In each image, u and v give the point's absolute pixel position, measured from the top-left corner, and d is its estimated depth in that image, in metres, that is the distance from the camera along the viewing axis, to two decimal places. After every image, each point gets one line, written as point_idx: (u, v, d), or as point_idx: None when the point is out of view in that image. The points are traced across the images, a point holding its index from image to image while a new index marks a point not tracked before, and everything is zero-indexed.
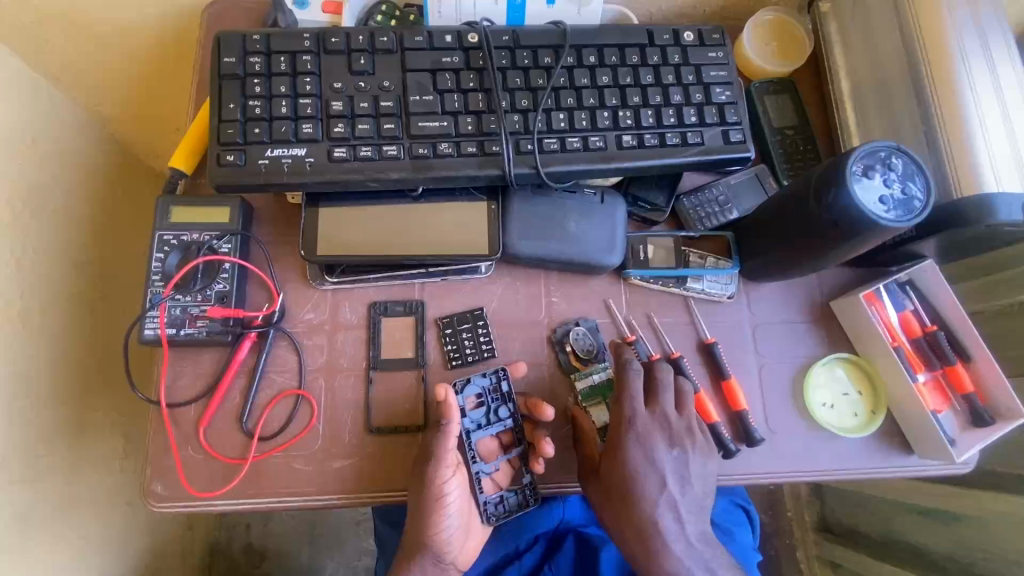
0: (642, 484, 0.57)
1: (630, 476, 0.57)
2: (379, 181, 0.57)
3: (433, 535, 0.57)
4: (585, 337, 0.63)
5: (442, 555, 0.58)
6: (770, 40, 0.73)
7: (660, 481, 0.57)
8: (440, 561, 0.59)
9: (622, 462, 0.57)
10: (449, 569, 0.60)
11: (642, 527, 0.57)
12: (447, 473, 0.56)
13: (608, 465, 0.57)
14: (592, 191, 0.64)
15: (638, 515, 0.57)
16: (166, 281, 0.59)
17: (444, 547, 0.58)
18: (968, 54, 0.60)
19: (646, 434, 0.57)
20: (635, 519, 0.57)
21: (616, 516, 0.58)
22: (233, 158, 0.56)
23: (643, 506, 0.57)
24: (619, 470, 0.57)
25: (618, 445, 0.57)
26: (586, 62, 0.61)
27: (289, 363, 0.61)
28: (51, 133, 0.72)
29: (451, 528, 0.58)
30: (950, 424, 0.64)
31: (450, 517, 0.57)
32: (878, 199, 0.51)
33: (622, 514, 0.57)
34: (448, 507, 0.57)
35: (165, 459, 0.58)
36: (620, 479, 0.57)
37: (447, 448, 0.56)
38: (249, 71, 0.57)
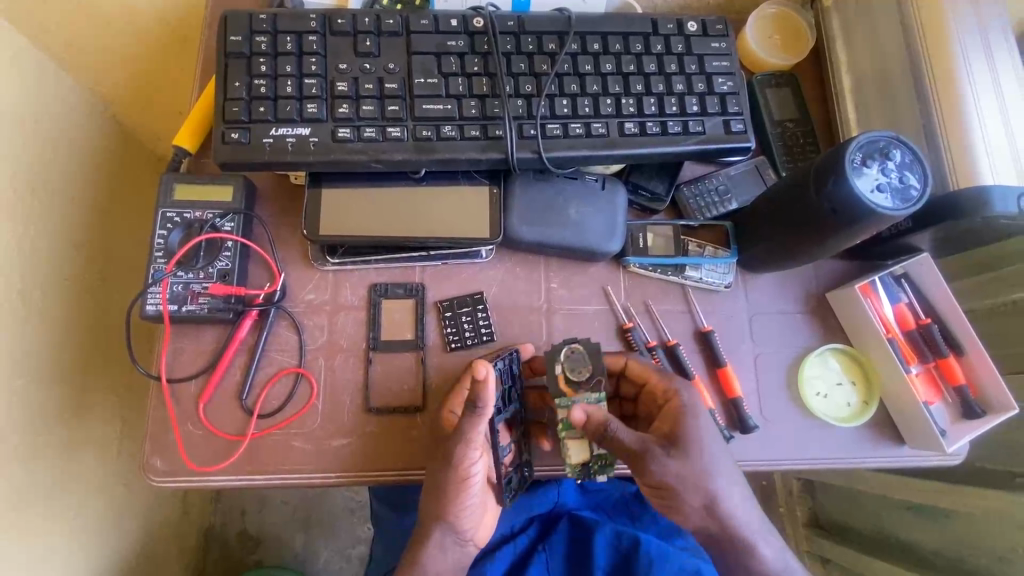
0: (715, 447, 0.56)
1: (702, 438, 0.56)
2: (382, 162, 0.57)
3: (449, 513, 0.57)
4: (580, 358, 0.55)
5: (458, 532, 0.59)
6: (773, 34, 0.74)
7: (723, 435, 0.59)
8: (457, 537, 0.59)
9: (693, 420, 0.56)
10: (467, 544, 0.61)
11: (729, 484, 0.56)
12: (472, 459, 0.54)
13: (688, 427, 0.56)
14: (593, 178, 0.65)
15: (724, 470, 0.56)
16: (168, 258, 0.59)
17: (465, 528, 0.59)
18: (967, 49, 0.60)
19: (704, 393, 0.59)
20: (723, 475, 0.56)
21: (708, 479, 0.55)
22: (238, 136, 0.56)
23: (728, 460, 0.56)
24: (703, 428, 0.56)
25: (689, 406, 0.57)
26: (590, 49, 0.62)
27: (289, 342, 0.61)
28: (55, 115, 0.72)
29: (472, 509, 0.58)
30: (942, 416, 0.65)
31: (470, 498, 0.57)
32: (876, 187, 0.52)
33: (716, 475, 0.55)
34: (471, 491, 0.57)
35: (164, 434, 0.58)
36: (706, 437, 0.56)
37: (477, 436, 0.53)
38: (255, 50, 0.57)
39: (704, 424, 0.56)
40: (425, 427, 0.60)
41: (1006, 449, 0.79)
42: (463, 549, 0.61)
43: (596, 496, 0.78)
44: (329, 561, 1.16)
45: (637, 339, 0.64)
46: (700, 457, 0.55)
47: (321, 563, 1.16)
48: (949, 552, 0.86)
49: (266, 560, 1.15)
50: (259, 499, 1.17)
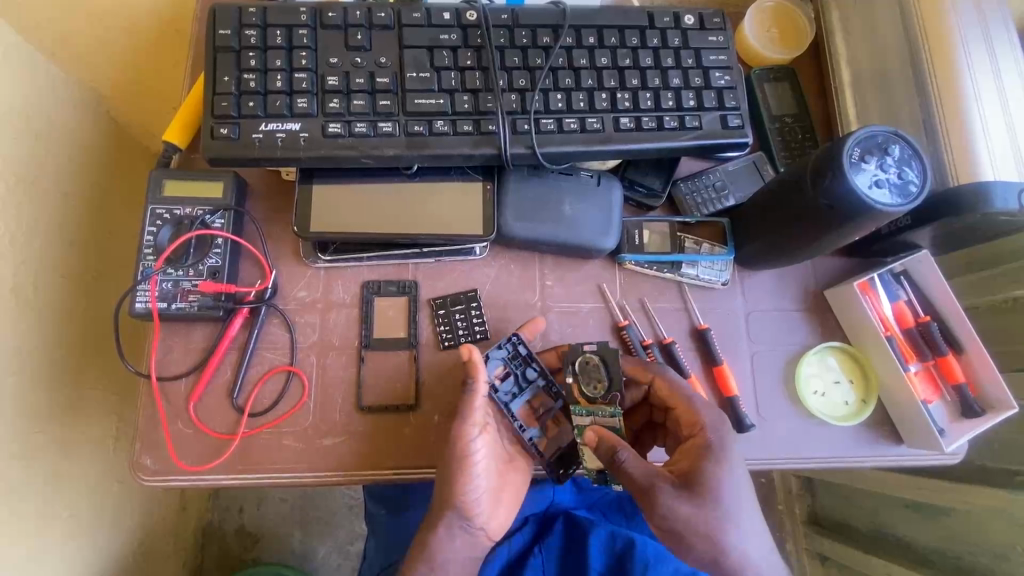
0: (736, 493, 0.53)
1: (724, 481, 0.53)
2: (373, 157, 0.57)
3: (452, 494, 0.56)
4: (594, 367, 0.57)
5: (464, 516, 0.57)
6: (771, 27, 0.73)
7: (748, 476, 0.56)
8: (468, 524, 0.58)
9: (715, 462, 0.54)
10: (477, 534, 0.60)
11: (742, 533, 0.53)
12: (470, 430, 0.55)
13: (707, 467, 0.54)
14: (588, 174, 0.64)
15: (738, 518, 0.53)
16: (157, 255, 0.58)
17: (473, 511, 0.57)
18: (968, 41, 0.59)
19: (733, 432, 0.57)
20: (736, 524, 0.53)
21: (718, 524, 0.52)
22: (227, 131, 0.55)
23: (744, 506, 0.54)
24: (723, 470, 0.54)
25: (714, 444, 0.55)
26: (585, 43, 0.61)
27: (280, 340, 0.60)
28: (48, 109, 0.71)
29: (477, 490, 0.57)
30: (941, 415, 0.64)
31: (475, 479, 0.56)
32: (874, 183, 0.51)
33: (728, 520, 0.52)
34: (475, 468, 0.56)
35: (154, 433, 0.58)
36: (724, 480, 0.53)
37: (474, 405, 0.55)
38: (245, 44, 0.57)
39: (726, 465, 0.54)
40: (418, 426, 0.59)
41: (1004, 447, 0.79)
42: (474, 538, 0.60)
43: (591, 495, 0.77)
44: (326, 558, 1.16)
45: (632, 337, 0.63)
46: (714, 501, 0.53)
47: (318, 560, 1.16)
48: (949, 550, 0.86)
49: (264, 556, 1.15)
50: (256, 497, 1.17)
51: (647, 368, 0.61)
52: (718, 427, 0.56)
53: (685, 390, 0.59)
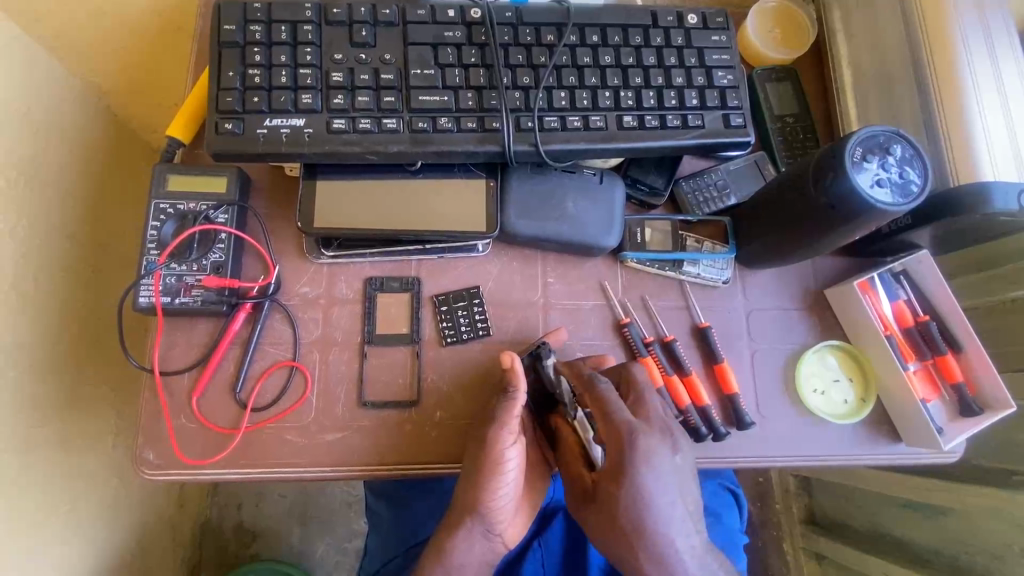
0: (644, 513, 0.50)
1: (627, 503, 0.50)
2: (377, 153, 0.57)
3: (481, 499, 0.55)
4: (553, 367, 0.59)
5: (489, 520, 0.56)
6: (773, 28, 0.73)
7: (666, 501, 0.50)
8: (488, 530, 0.57)
9: (620, 483, 0.50)
10: (495, 540, 0.58)
11: (647, 559, 0.50)
12: (506, 436, 0.55)
13: (609, 490, 0.51)
14: (591, 171, 0.64)
15: (643, 544, 0.50)
16: (161, 249, 0.59)
17: (495, 518, 0.57)
18: (969, 43, 0.60)
19: (647, 448, 0.51)
20: (640, 550, 0.50)
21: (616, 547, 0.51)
22: (231, 126, 0.55)
23: (648, 534, 0.50)
24: (623, 496, 0.50)
25: (618, 469, 0.51)
26: (589, 41, 0.61)
27: (283, 335, 0.61)
28: (51, 104, 0.71)
29: (505, 497, 0.57)
30: (939, 414, 0.64)
31: (505, 485, 0.56)
32: (875, 181, 0.51)
33: (627, 545, 0.50)
34: (505, 474, 0.56)
35: (156, 427, 0.58)
36: (624, 506, 0.50)
37: (511, 411, 0.56)
38: (249, 40, 0.57)
39: (630, 487, 0.50)
40: (420, 421, 0.60)
41: (1002, 446, 0.79)
42: (491, 543, 0.58)
43: None
44: (325, 554, 1.16)
45: (633, 334, 0.64)
46: (614, 524, 0.51)
47: (316, 557, 1.16)
48: (946, 549, 0.86)
49: (262, 553, 1.15)
50: (255, 493, 1.17)
51: (583, 377, 0.56)
52: (626, 449, 0.51)
53: (608, 404, 0.53)
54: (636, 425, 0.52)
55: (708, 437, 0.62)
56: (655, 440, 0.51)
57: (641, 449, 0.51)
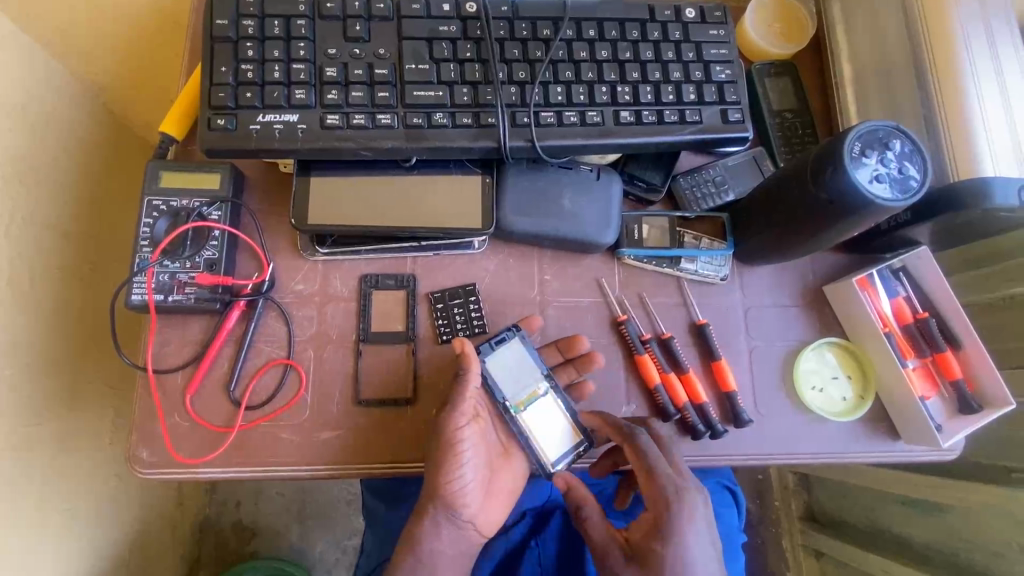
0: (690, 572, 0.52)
1: (673, 561, 0.52)
2: (371, 149, 0.56)
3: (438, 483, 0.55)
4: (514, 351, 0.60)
5: (453, 503, 0.56)
6: (772, 22, 0.72)
7: (707, 557, 0.53)
8: (454, 516, 0.56)
9: (666, 541, 0.53)
10: (465, 526, 0.57)
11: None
12: (461, 417, 0.55)
13: (655, 548, 0.53)
14: (587, 167, 0.63)
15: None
16: (154, 247, 0.58)
17: (459, 503, 0.56)
18: (970, 37, 0.59)
19: (691, 507, 0.53)
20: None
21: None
22: (224, 122, 0.55)
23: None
24: (669, 552, 0.53)
25: (665, 527, 0.53)
26: (586, 36, 0.60)
27: (278, 333, 0.60)
28: (46, 101, 0.71)
29: (466, 482, 0.56)
30: (938, 411, 0.64)
31: (465, 469, 0.55)
32: (874, 177, 0.51)
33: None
34: (463, 458, 0.55)
35: (150, 426, 0.57)
36: (669, 564, 0.52)
37: (464, 393, 0.55)
38: (242, 34, 0.56)
39: (677, 545, 0.53)
40: (415, 420, 0.59)
41: (1001, 442, 0.79)
42: (462, 531, 0.58)
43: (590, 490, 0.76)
44: (324, 552, 1.16)
45: (631, 331, 0.63)
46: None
47: (315, 554, 1.16)
48: (945, 547, 0.86)
49: (261, 551, 1.15)
50: (253, 491, 1.16)
51: (619, 428, 0.57)
52: (673, 509, 0.53)
53: (651, 462, 0.54)
54: (681, 485, 0.54)
55: (705, 433, 0.61)
56: (698, 499, 0.54)
57: (687, 510, 0.53)
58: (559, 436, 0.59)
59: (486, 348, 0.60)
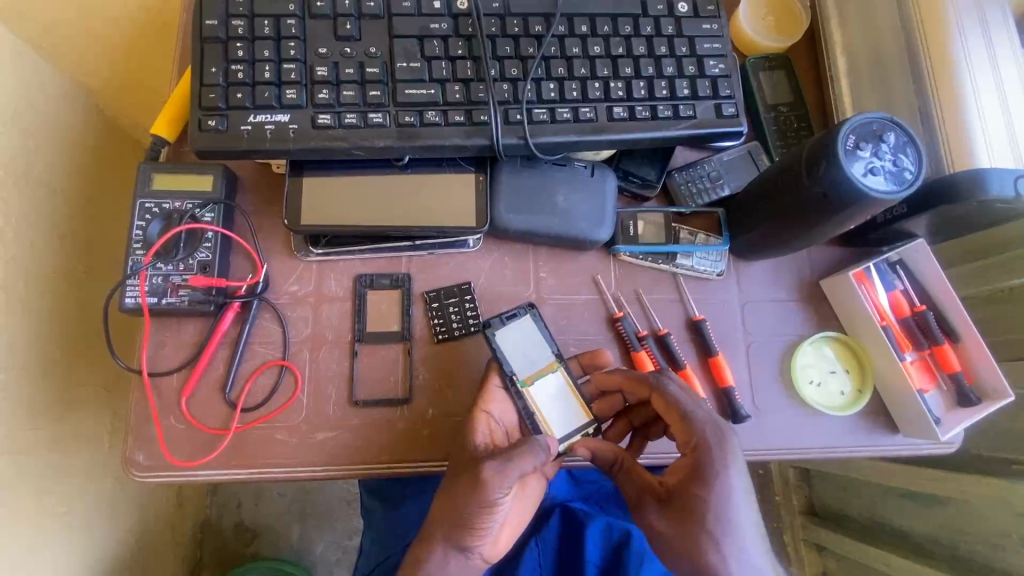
0: (733, 515, 0.49)
1: (716, 503, 0.49)
2: (364, 148, 0.56)
3: (459, 526, 0.51)
4: (526, 325, 0.60)
5: (468, 541, 0.51)
6: (766, 15, 0.72)
7: (750, 503, 0.50)
8: (465, 552, 0.52)
9: (707, 482, 0.50)
10: (473, 557, 0.52)
11: (733, 565, 0.48)
12: (502, 489, 0.50)
13: (695, 491, 0.50)
14: (581, 164, 0.63)
15: (727, 547, 0.49)
16: (146, 249, 0.58)
17: (475, 544, 0.52)
18: (964, 27, 0.59)
19: (733, 448, 0.51)
20: (727, 552, 0.48)
21: (699, 551, 0.49)
22: (215, 123, 0.55)
23: (734, 534, 0.49)
24: (711, 496, 0.50)
25: (704, 468, 0.50)
26: (578, 31, 0.60)
27: (273, 334, 0.60)
28: (40, 104, 0.70)
29: (491, 530, 0.52)
30: (936, 404, 0.64)
31: (489, 526, 0.51)
32: (868, 170, 0.51)
33: (712, 547, 0.48)
34: (493, 515, 0.51)
35: (146, 429, 0.57)
36: (711, 505, 0.49)
37: (511, 473, 0.50)
38: (232, 35, 0.56)
39: (721, 485, 0.50)
40: (411, 419, 0.59)
41: (999, 435, 0.79)
42: (469, 560, 0.53)
43: (587, 487, 0.78)
44: (325, 553, 1.16)
45: (627, 329, 0.63)
46: (699, 526, 0.49)
47: (316, 555, 1.16)
48: (945, 539, 0.86)
49: (262, 552, 1.15)
50: (253, 493, 1.16)
51: (647, 380, 0.56)
52: (714, 451, 0.51)
53: (686, 405, 0.54)
54: (721, 426, 0.52)
55: None
56: (739, 443, 0.52)
57: (730, 452, 0.51)
58: (565, 411, 0.58)
59: (499, 322, 0.59)
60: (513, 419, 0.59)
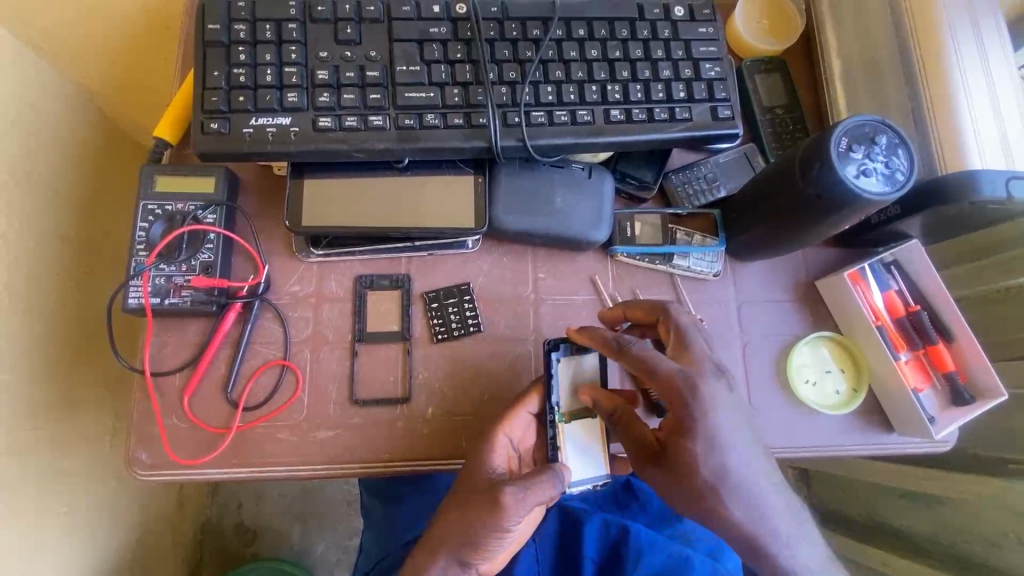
0: (727, 463, 0.49)
1: (706, 456, 0.48)
2: (364, 151, 0.57)
3: (464, 548, 0.53)
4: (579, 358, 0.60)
5: (468, 556, 0.53)
6: (762, 19, 0.73)
7: (738, 444, 0.49)
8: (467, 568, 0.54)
9: (694, 438, 0.48)
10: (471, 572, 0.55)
11: (734, 505, 0.49)
12: (517, 517, 0.51)
13: (683, 445, 0.49)
14: (579, 166, 0.64)
15: (726, 490, 0.49)
16: (150, 250, 0.59)
17: (477, 563, 0.54)
18: (956, 31, 0.60)
19: (711, 394, 0.49)
20: (726, 495, 0.49)
21: (700, 497, 0.49)
22: (217, 126, 0.55)
23: (728, 478, 0.49)
24: (698, 447, 0.48)
25: (686, 422, 0.48)
26: (575, 35, 0.61)
27: (274, 334, 0.61)
28: (42, 107, 0.71)
29: (496, 550, 0.54)
30: (931, 403, 0.64)
31: (495, 547, 0.53)
32: (860, 172, 0.51)
33: (711, 493, 0.49)
34: (502, 539, 0.53)
35: (149, 428, 0.58)
36: (701, 457, 0.48)
37: (529, 504, 0.51)
38: (234, 39, 0.57)
39: (707, 437, 0.48)
40: (411, 419, 0.60)
41: (995, 435, 0.79)
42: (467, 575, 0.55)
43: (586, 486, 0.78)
44: (325, 553, 1.17)
45: None
46: (693, 477, 0.49)
47: (317, 556, 1.17)
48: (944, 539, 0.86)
49: (263, 552, 1.16)
50: (254, 493, 1.17)
51: (609, 342, 0.53)
52: (690, 402, 0.48)
53: (652, 361, 0.50)
54: (693, 373, 0.49)
55: None
56: (715, 384, 0.49)
57: (708, 399, 0.48)
58: (590, 456, 0.59)
59: (564, 348, 0.59)
60: (530, 436, 0.61)
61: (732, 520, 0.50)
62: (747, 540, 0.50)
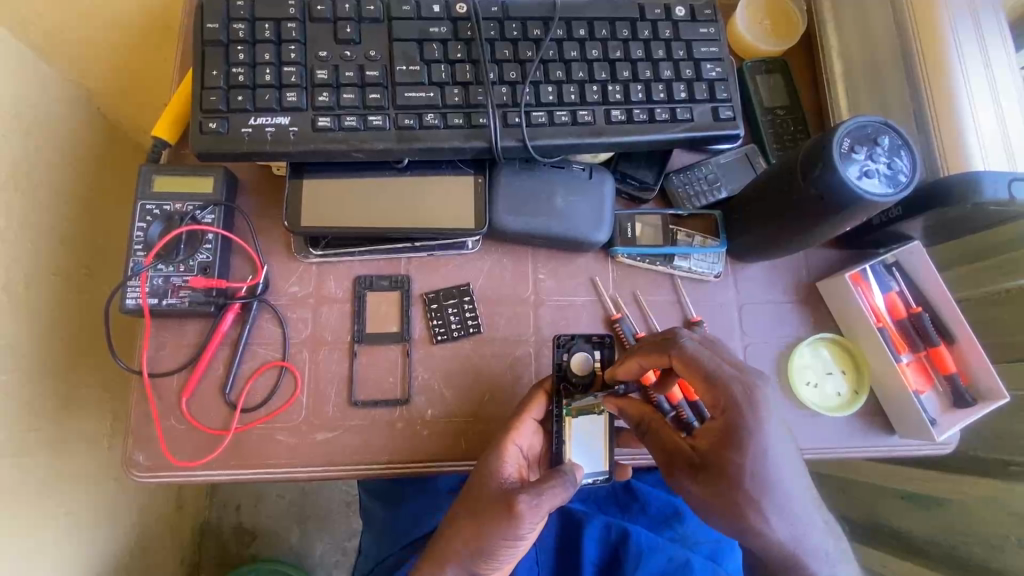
0: (774, 474, 0.47)
1: (756, 464, 0.47)
2: (363, 151, 0.57)
3: (474, 555, 0.52)
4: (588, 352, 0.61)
5: (480, 563, 0.53)
6: (763, 19, 0.72)
7: (788, 457, 0.48)
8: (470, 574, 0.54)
9: (743, 446, 0.47)
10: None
11: (776, 519, 0.47)
12: (531, 524, 0.51)
13: (730, 454, 0.47)
14: (580, 166, 0.64)
15: (770, 502, 0.47)
16: (148, 251, 0.58)
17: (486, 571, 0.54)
18: (958, 31, 0.59)
19: (764, 401, 0.48)
20: (769, 507, 0.47)
21: (744, 512, 0.47)
22: (215, 126, 0.55)
23: (775, 492, 0.47)
24: (747, 458, 0.47)
25: (737, 429, 0.47)
26: (576, 35, 0.61)
27: (273, 335, 0.60)
28: (41, 107, 0.71)
29: (506, 558, 0.54)
30: (932, 405, 0.64)
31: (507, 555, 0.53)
32: (863, 173, 0.51)
33: (755, 508, 0.47)
34: (515, 548, 0.52)
35: (147, 430, 0.58)
36: (750, 467, 0.47)
37: (542, 510, 0.51)
38: (233, 38, 0.56)
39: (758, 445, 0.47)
40: (411, 421, 0.59)
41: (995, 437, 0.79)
42: None
43: (586, 488, 0.78)
44: (324, 555, 1.16)
45: (625, 330, 0.63)
46: (739, 488, 0.47)
47: (316, 557, 1.16)
48: None
49: (261, 554, 1.15)
50: (253, 494, 1.17)
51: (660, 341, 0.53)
52: (746, 410, 0.47)
53: (707, 365, 0.49)
54: (748, 380, 0.48)
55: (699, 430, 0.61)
56: (771, 393, 0.48)
57: (764, 409, 0.47)
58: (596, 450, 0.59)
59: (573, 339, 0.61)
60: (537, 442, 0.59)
61: (771, 537, 0.48)
62: (780, 558, 0.49)
